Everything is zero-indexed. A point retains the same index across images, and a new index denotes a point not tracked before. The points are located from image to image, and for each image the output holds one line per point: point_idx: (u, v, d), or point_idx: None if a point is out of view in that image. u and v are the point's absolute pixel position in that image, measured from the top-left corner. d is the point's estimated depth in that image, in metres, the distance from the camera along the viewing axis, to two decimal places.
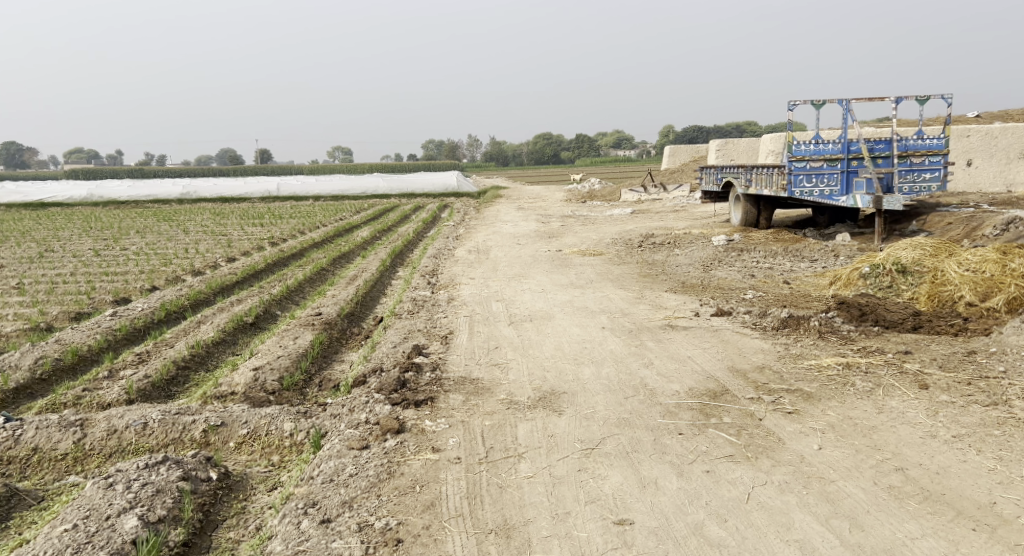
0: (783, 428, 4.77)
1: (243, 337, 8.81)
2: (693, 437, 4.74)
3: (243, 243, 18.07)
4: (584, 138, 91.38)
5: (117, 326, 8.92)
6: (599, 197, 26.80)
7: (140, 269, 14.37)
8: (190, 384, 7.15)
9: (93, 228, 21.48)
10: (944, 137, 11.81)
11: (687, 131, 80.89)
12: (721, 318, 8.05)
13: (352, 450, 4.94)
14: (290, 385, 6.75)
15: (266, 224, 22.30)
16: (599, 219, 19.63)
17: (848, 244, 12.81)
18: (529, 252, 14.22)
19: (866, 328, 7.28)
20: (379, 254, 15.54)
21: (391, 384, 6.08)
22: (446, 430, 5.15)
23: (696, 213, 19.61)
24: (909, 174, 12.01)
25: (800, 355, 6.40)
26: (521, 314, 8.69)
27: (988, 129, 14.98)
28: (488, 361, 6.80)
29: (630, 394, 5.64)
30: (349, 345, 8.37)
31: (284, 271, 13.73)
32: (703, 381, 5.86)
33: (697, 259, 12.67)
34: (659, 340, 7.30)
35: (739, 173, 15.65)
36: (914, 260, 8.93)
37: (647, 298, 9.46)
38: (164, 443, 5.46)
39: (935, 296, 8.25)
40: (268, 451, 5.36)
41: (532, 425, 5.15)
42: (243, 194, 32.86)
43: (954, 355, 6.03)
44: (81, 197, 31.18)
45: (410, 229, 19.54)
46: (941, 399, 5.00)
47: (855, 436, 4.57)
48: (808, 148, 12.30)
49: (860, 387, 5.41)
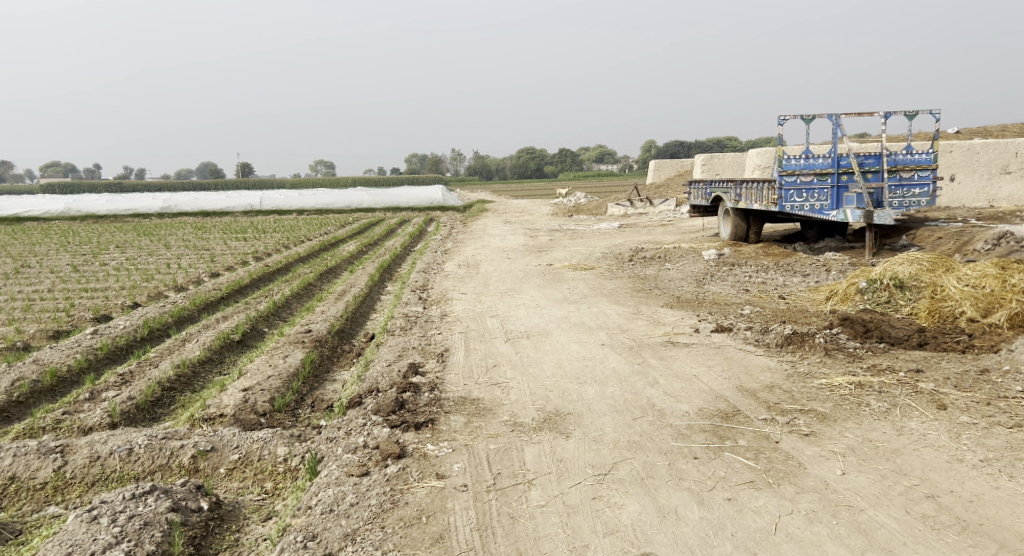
0: (801, 451, 4.60)
1: (230, 356, 8.55)
2: (709, 461, 4.55)
3: (227, 257, 17.77)
4: (567, 153, 91.66)
5: (98, 344, 8.63)
6: (585, 211, 26.68)
7: (121, 285, 14.06)
8: (177, 406, 6.89)
9: (72, 243, 21.08)
10: (933, 151, 11.79)
11: (671, 147, 81.35)
12: (722, 335, 7.89)
13: (351, 477, 4.71)
14: (281, 407, 6.51)
15: (250, 238, 21.98)
16: (587, 233, 19.48)
17: (839, 258, 12.72)
18: (519, 266, 14.04)
19: (872, 345, 7.13)
20: (366, 269, 15.31)
21: (388, 405, 5.84)
22: (449, 454, 4.93)
23: (684, 227, 19.51)
24: (899, 189, 11.97)
25: (808, 373, 6.22)
26: (517, 331, 8.47)
27: (971, 144, 15.02)
28: (488, 381, 6.57)
29: (638, 415, 5.44)
30: (340, 364, 8.13)
31: (270, 287, 13.45)
32: (712, 401, 5.67)
33: (689, 274, 12.55)
34: (661, 357, 7.11)
35: (729, 187, 15.57)
36: (912, 274, 8.82)
37: (644, 313, 9.29)
38: (151, 469, 5.20)
39: (935, 312, 8.12)
40: (261, 477, 5.11)
41: (539, 449, 4.94)
42: (226, 208, 32.50)
43: (967, 374, 5.89)
44: (58, 211, 30.70)
45: (397, 243, 19.30)
46: (962, 420, 4.85)
47: (879, 460, 4.41)
48: (798, 163, 12.19)
49: (876, 408, 5.24)
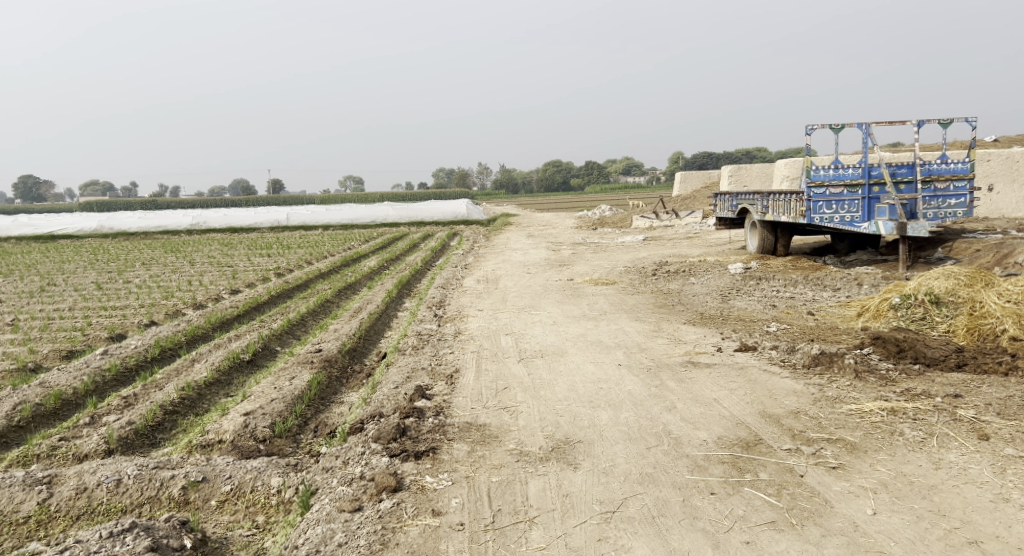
0: (828, 487, 4.23)
1: (239, 377, 8.35)
2: (727, 498, 4.21)
3: (248, 274, 17.67)
4: (594, 166, 91.46)
5: (106, 366, 8.48)
6: (610, 224, 26.18)
7: (140, 303, 13.98)
8: (178, 430, 6.70)
9: (100, 261, 21.19)
10: (969, 161, 11.29)
11: (698, 159, 80.65)
12: (746, 354, 7.50)
13: (343, 513, 4.52)
14: (282, 432, 6.31)
15: (273, 255, 21.87)
16: (612, 247, 19.08)
17: (871, 272, 12.25)
18: (540, 281, 13.71)
19: (906, 366, 6.71)
20: (385, 285, 15.09)
21: (389, 432, 5.58)
22: (449, 488, 4.70)
23: (710, 240, 19.04)
24: (932, 200, 11.48)
25: (837, 398, 5.82)
26: (532, 350, 8.13)
27: (1008, 153, 14.43)
28: (497, 405, 6.24)
29: (653, 444, 5.09)
30: (349, 385, 7.86)
31: (287, 304, 13.27)
32: (732, 429, 5.30)
33: (714, 288, 12.14)
34: (681, 379, 6.71)
35: (756, 199, 15.15)
36: (947, 290, 8.35)
37: (665, 331, 8.90)
38: (139, 502, 4.96)
39: (974, 330, 7.66)
40: (252, 510, 4.86)
41: (545, 482, 4.64)
42: (253, 224, 32.63)
43: (1011, 401, 5.47)
44: (91, 229, 31.07)
45: (419, 258, 19.03)
46: (1006, 453, 4.50)
47: (913, 497, 4.06)
48: (827, 173, 11.72)
49: (911, 437, 4.86)
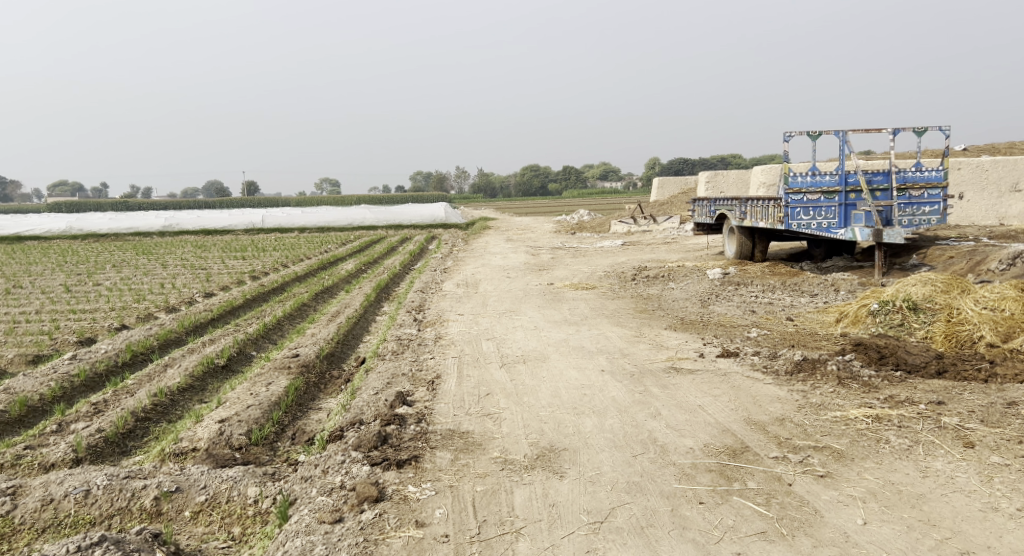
0: (817, 496, 4.20)
1: (213, 382, 8.21)
2: (716, 507, 4.17)
3: (222, 277, 17.42)
4: (571, 171, 91.75)
5: (75, 371, 8.32)
6: (589, 229, 26.17)
7: (111, 306, 13.73)
8: (149, 439, 6.63)
9: (70, 262, 20.81)
10: (944, 169, 11.40)
11: (675, 164, 81.11)
12: (727, 360, 7.49)
13: (322, 524, 4.46)
14: (259, 440, 6.22)
15: (248, 257, 21.59)
16: (591, 251, 19.05)
17: (848, 278, 12.32)
18: (520, 285, 13.64)
19: (888, 373, 6.70)
20: (363, 288, 14.94)
21: (370, 440, 5.51)
22: (432, 498, 4.64)
23: (688, 245, 19.09)
24: (908, 207, 11.57)
25: (821, 405, 5.80)
26: (513, 355, 8.07)
27: (979, 162, 14.63)
28: (480, 411, 6.16)
29: (639, 452, 5.04)
30: (327, 391, 7.75)
31: (262, 307, 13.11)
32: (718, 436, 5.27)
33: (693, 293, 12.16)
34: (665, 385, 6.67)
35: (734, 205, 15.21)
36: (925, 296, 8.40)
37: (647, 336, 8.87)
38: (109, 514, 5.01)
39: (952, 336, 7.67)
40: (228, 521, 4.93)
41: (530, 491, 4.57)
42: (227, 226, 32.22)
43: (993, 408, 5.49)
44: (60, 230, 30.52)
45: (397, 261, 18.89)
46: (992, 461, 4.49)
47: (903, 506, 4.04)
48: (805, 180, 11.77)
49: (896, 445, 4.86)
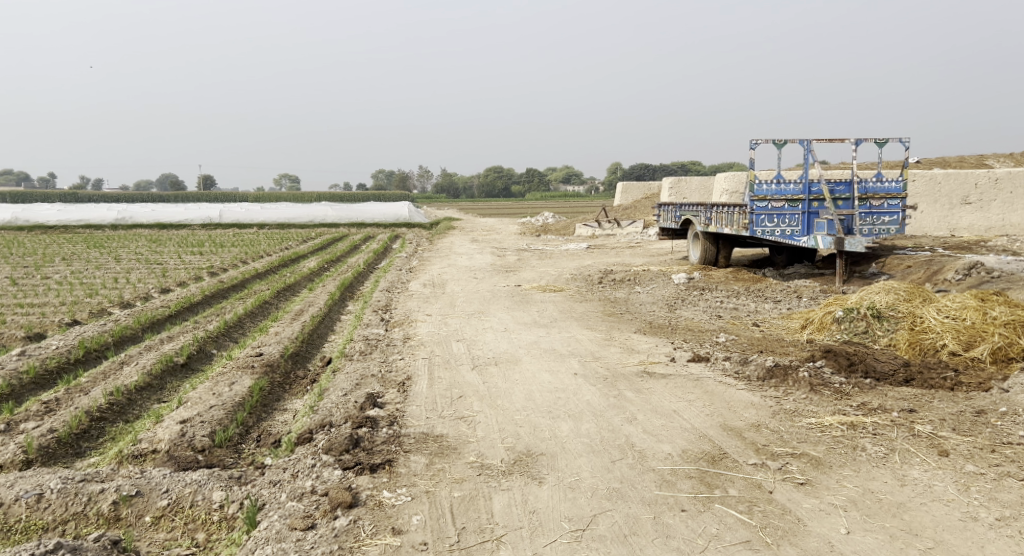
0: (798, 504, 4.23)
1: (172, 381, 7.98)
2: (699, 515, 4.19)
3: (179, 273, 17.02)
4: (534, 173, 91.95)
5: (25, 368, 8.05)
6: (553, 231, 26.18)
7: (61, 300, 13.32)
8: (105, 439, 6.43)
9: (18, 255, 20.16)
10: (903, 180, 11.58)
11: (637, 170, 81.79)
12: (698, 365, 7.48)
13: (295, 531, 4.36)
14: (223, 442, 6.05)
15: (205, 253, 21.13)
16: (556, 254, 19.03)
17: (811, 285, 12.46)
18: (487, 286, 13.54)
19: (857, 380, 6.74)
20: (327, 286, 14.71)
21: (341, 443, 5.39)
22: (408, 503, 4.54)
23: (653, 250, 19.17)
24: (869, 217, 11.72)
25: (795, 412, 5.81)
26: (484, 357, 7.96)
27: (932, 173, 14.93)
28: (453, 414, 6.05)
29: (617, 457, 4.99)
30: (293, 392, 7.57)
31: (223, 304, 12.83)
32: (695, 441, 5.24)
33: (659, 297, 12.20)
34: (639, 390, 6.62)
35: (699, 211, 15.29)
36: (888, 304, 8.50)
37: (617, 340, 8.84)
38: (63, 519, 4.85)
39: (916, 344, 7.74)
40: (193, 527, 4.79)
41: (509, 497, 4.51)
42: (183, 221, 31.52)
43: (962, 416, 5.56)
44: (8, 221, 29.62)
45: (360, 260, 18.63)
46: (968, 470, 4.54)
47: (884, 516, 4.09)
48: (769, 188, 11.86)
49: (873, 452, 4.89)
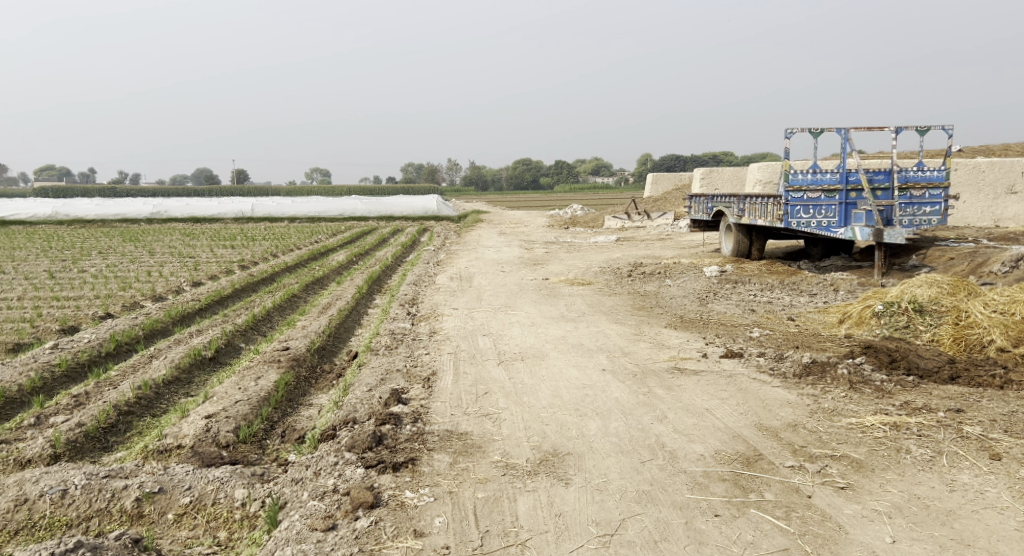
0: (839, 510, 4.06)
1: (200, 375, 7.94)
2: (733, 521, 4.01)
3: (210, 266, 17.09)
4: (564, 165, 91.57)
5: (57, 361, 8.06)
6: (582, 223, 25.95)
7: (95, 294, 13.41)
8: (133, 433, 6.39)
9: (55, 248, 20.39)
10: (945, 169, 11.16)
11: (668, 161, 81.08)
12: (732, 361, 7.24)
13: (314, 532, 4.23)
14: (246, 438, 5.96)
15: (237, 246, 21.22)
16: (585, 246, 18.79)
17: (848, 278, 12.10)
18: (515, 280, 13.37)
19: (900, 378, 6.46)
20: (355, 280, 14.67)
21: (364, 441, 5.26)
22: (430, 504, 4.40)
23: (684, 242, 18.86)
24: (909, 207, 11.33)
25: (834, 411, 5.56)
26: (511, 352, 7.80)
27: (976, 162, 14.44)
28: (478, 412, 5.89)
29: (647, 458, 4.79)
30: (318, 387, 7.48)
31: (252, 298, 12.82)
32: (729, 442, 5.03)
33: (691, 291, 11.95)
34: (670, 387, 6.42)
35: (732, 202, 14.95)
36: (932, 298, 8.17)
37: (647, 335, 8.62)
38: (87, 515, 4.78)
39: (961, 339, 7.43)
40: (214, 525, 4.70)
41: (535, 499, 4.35)
42: (217, 215, 31.77)
43: (1013, 416, 5.28)
44: (47, 216, 30.06)
45: (389, 253, 18.57)
46: (1022, 476, 4.29)
47: (932, 523, 3.91)
48: (805, 178, 11.52)
49: (918, 455, 4.64)
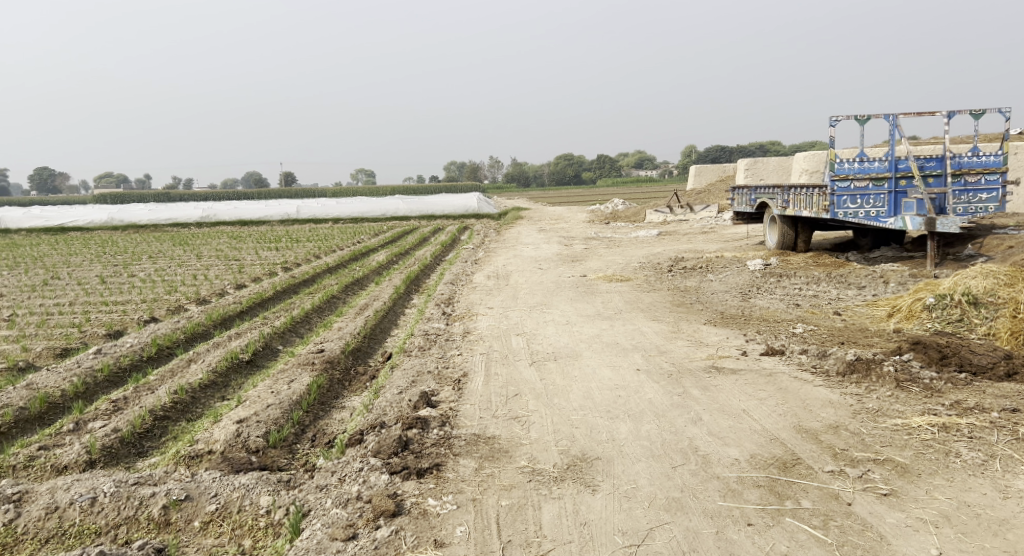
0: (881, 519, 3.87)
1: (236, 379, 7.96)
2: (767, 531, 3.85)
3: (254, 268, 17.26)
4: (606, 159, 90.97)
5: (99, 366, 8.16)
6: (623, 218, 25.64)
7: (143, 298, 13.62)
8: (167, 438, 6.41)
9: (107, 253, 20.83)
10: (1002, 153, 10.64)
11: (712, 153, 79.89)
12: (773, 359, 6.98)
13: (335, 541, 4.15)
14: (277, 442, 5.92)
15: (281, 249, 21.43)
16: (626, 242, 18.51)
17: (898, 269, 11.65)
18: (553, 277, 13.20)
19: (951, 374, 6.15)
20: (393, 279, 14.66)
21: (390, 446, 5.18)
22: (453, 513, 4.29)
23: (727, 235, 18.44)
24: (963, 194, 10.85)
25: (879, 412, 5.29)
26: (545, 352, 7.65)
27: None
28: (508, 415, 5.76)
29: (679, 463, 4.61)
30: (351, 388, 7.43)
31: (292, 299, 12.89)
32: (766, 445, 4.82)
33: (734, 285, 11.64)
34: (706, 387, 6.21)
35: (775, 193, 14.55)
36: (986, 290, 7.79)
37: (686, 332, 8.39)
38: (115, 523, 4.77)
39: (1018, 333, 7.05)
40: (240, 533, 4.65)
41: (560, 507, 4.21)
42: (263, 217, 32.19)
43: None
44: (102, 221, 30.77)
45: (429, 253, 18.55)
46: None
47: (982, 534, 3.72)
48: (851, 166, 11.13)
49: (969, 459, 4.39)
